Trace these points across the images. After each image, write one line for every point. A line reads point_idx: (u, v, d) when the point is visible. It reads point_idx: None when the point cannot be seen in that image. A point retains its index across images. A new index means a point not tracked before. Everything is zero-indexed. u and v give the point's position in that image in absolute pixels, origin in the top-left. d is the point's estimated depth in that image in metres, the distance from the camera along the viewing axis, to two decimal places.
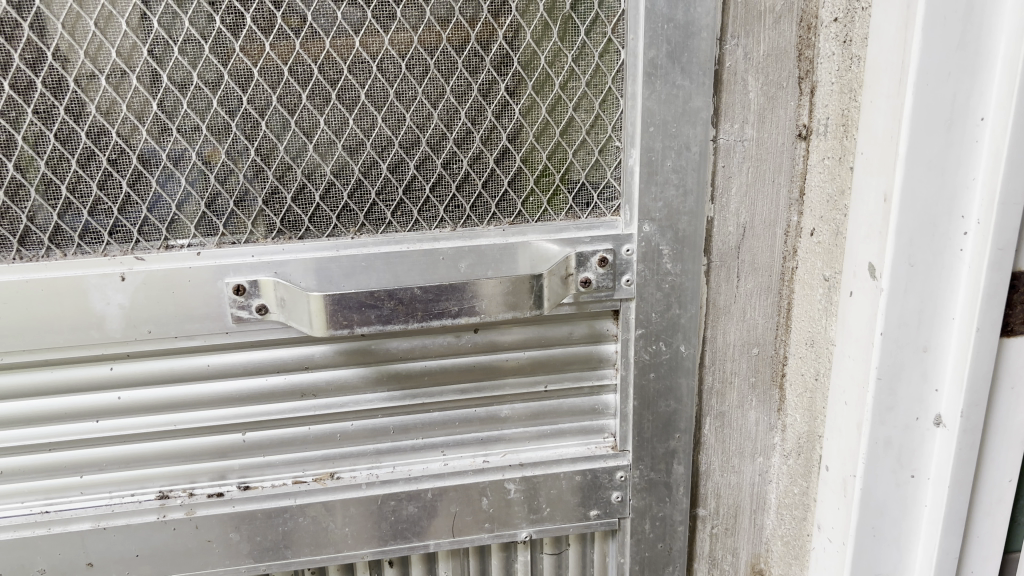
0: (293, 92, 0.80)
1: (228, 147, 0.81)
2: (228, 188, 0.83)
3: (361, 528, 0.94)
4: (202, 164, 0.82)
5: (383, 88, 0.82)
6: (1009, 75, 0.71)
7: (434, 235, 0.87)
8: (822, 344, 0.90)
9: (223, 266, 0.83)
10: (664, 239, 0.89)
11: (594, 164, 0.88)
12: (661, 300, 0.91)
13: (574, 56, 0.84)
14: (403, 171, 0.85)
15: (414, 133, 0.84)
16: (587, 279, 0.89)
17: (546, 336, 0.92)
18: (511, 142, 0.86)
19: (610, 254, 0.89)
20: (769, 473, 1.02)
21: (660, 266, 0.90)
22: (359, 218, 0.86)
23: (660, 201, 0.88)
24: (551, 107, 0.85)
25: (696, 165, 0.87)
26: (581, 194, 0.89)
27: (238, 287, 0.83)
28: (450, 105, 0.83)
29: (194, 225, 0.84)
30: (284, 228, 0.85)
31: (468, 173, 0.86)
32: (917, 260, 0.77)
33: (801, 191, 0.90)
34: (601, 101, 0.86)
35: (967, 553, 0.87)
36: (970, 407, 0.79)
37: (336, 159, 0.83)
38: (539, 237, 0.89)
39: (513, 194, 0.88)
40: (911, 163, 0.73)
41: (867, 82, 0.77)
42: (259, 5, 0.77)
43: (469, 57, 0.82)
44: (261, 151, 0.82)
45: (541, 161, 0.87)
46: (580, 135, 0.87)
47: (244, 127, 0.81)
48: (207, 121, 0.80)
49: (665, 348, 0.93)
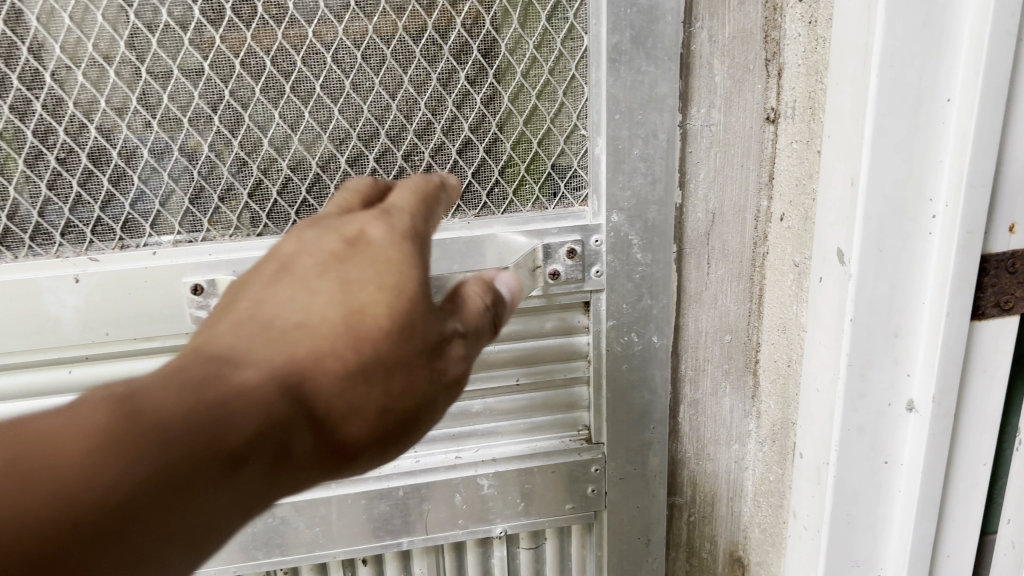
0: (246, 86, 0.78)
1: (181, 143, 0.79)
2: (182, 186, 0.81)
3: (333, 528, 0.94)
4: (156, 161, 0.80)
5: (338, 79, 0.80)
6: (974, 54, 0.69)
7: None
8: (794, 330, 0.89)
9: (182, 267, 0.81)
10: (632, 228, 0.87)
11: (561, 154, 0.87)
12: (631, 291, 0.90)
13: (536, 44, 0.82)
14: (363, 163, 0.83)
15: (373, 126, 0.82)
16: (555, 271, 0.87)
17: (519, 329, 0.91)
18: (473, 132, 0.84)
19: (578, 245, 0.87)
20: (744, 460, 1.02)
21: (630, 256, 0.88)
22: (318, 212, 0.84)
23: (628, 190, 0.85)
24: (514, 96, 0.83)
25: (665, 152, 0.84)
26: (548, 184, 0.88)
27: (194, 286, 0.82)
28: (409, 96, 0.81)
29: (150, 224, 0.82)
30: (242, 224, 0.84)
31: (430, 165, 0.84)
32: (885, 245, 0.76)
33: (770, 175, 0.89)
34: (565, 88, 0.84)
35: (943, 538, 0.87)
36: (942, 392, 0.78)
37: (293, 153, 0.81)
38: (504, 227, 0.87)
39: (478, 185, 0.86)
40: (876, 147, 0.72)
41: (832, 65, 0.76)
42: None
43: (426, 46, 0.80)
44: (214, 147, 0.80)
45: (506, 153, 0.86)
46: (544, 124, 0.85)
47: (197, 124, 0.79)
48: (158, 118, 0.78)
49: (637, 339, 0.92)
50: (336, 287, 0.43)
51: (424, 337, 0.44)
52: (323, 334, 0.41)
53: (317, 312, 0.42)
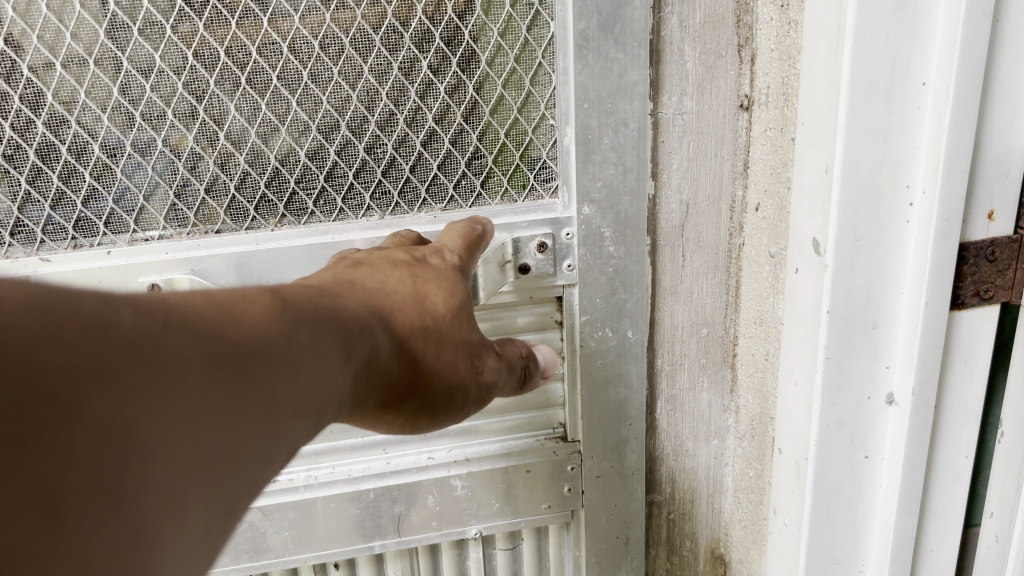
0: (199, 78, 0.75)
1: (134, 138, 0.77)
2: (137, 184, 0.78)
3: (302, 532, 0.91)
4: (108, 157, 0.77)
5: (296, 71, 0.77)
6: (949, 35, 0.66)
7: (359, 224, 0.83)
8: (771, 323, 0.86)
9: (138, 266, 0.80)
10: (604, 220, 0.85)
11: (529, 145, 0.84)
12: (604, 285, 0.88)
13: (501, 31, 0.79)
14: (323, 157, 0.81)
15: (333, 118, 0.79)
16: (526, 265, 0.85)
17: (492, 323, 0.89)
18: (437, 123, 0.81)
19: (548, 239, 0.85)
20: (724, 456, 1.00)
21: (603, 249, 0.86)
22: (279, 208, 0.82)
23: (598, 181, 0.83)
24: (480, 84, 0.81)
25: (635, 142, 0.82)
26: (517, 176, 0.85)
27: (151, 287, 0.80)
28: (370, 86, 0.79)
29: (104, 223, 0.80)
30: (200, 221, 0.81)
31: (394, 157, 0.82)
32: (862, 234, 0.74)
33: (745, 164, 0.87)
34: (532, 77, 0.81)
35: (925, 532, 0.85)
36: (921, 383, 0.76)
37: (251, 147, 0.79)
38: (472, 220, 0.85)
39: (444, 177, 0.84)
40: (850, 132, 0.70)
41: (804, 49, 0.74)
42: None
43: (387, 35, 0.77)
44: (169, 142, 0.77)
45: (473, 144, 0.83)
46: (511, 114, 0.83)
47: (150, 118, 0.76)
48: (109, 114, 0.75)
49: (612, 335, 0.90)
50: (413, 275, 0.55)
51: (468, 333, 0.55)
52: (401, 301, 0.51)
53: (395, 287, 0.52)
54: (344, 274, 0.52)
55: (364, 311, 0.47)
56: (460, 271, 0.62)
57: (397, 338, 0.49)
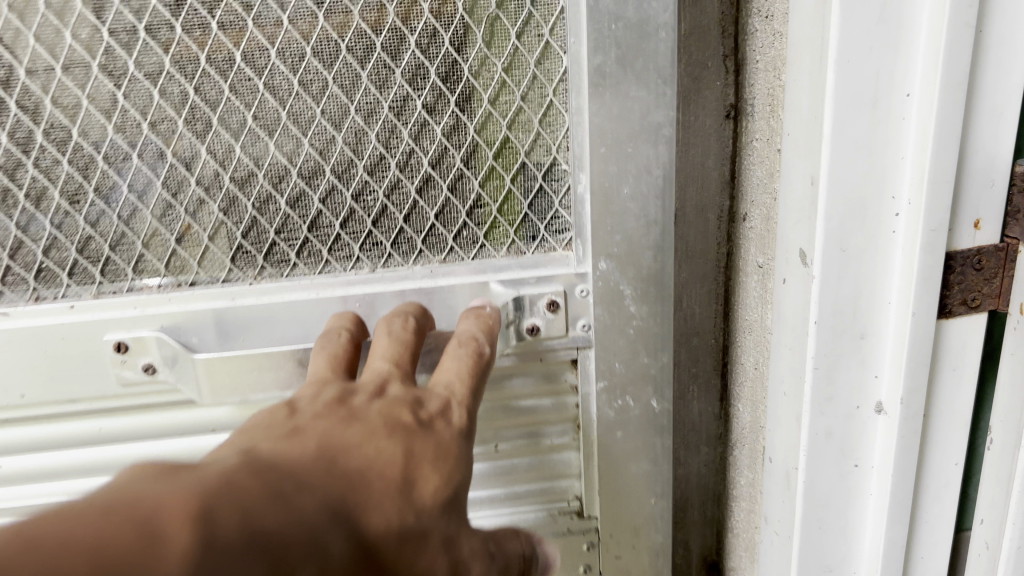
0: (167, 116, 0.78)
1: (98, 184, 0.80)
2: (101, 232, 0.82)
3: None
4: (69, 205, 0.81)
5: (274, 110, 0.78)
6: (933, 46, 0.66)
7: (346, 278, 0.84)
8: (760, 332, 0.87)
9: (102, 323, 0.82)
10: (624, 276, 0.84)
11: (540, 194, 0.84)
12: (625, 348, 0.87)
13: (505, 66, 0.79)
14: (306, 204, 0.82)
15: (316, 163, 0.80)
16: (533, 326, 0.85)
17: (500, 391, 0.90)
18: (434, 168, 0.82)
19: (560, 296, 0.85)
20: (714, 463, 1.02)
21: (623, 308, 0.85)
22: (258, 260, 0.84)
23: (617, 234, 0.82)
24: (481, 125, 0.81)
25: (659, 190, 0.80)
26: (524, 227, 0.85)
27: (118, 344, 0.82)
28: (357, 127, 0.79)
29: (67, 273, 0.83)
30: (171, 272, 0.84)
31: (385, 205, 0.83)
32: (849, 245, 0.73)
33: (731, 173, 0.88)
34: (541, 116, 0.81)
35: (915, 540, 0.85)
36: (911, 392, 0.76)
37: (226, 193, 0.81)
38: (476, 271, 0.85)
39: (441, 228, 0.84)
40: (836, 144, 0.70)
41: (790, 61, 0.74)
42: (117, 18, 0.74)
43: (376, 70, 0.78)
44: (135, 186, 0.80)
45: (474, 191, 0.83)
46: (518, 159, 0.82)
47: (113, 160, 0.79)
48: (69, 156, 0.79)
49: (634, 403, 0.90)
50: (404, 453, 0.55)
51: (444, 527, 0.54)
52: (378, 492, 0.50)
53: (375, 474, 0.51)
54: (328, 444, 0.52)
55: (334, 506, 0.46)
56: (461, 437, 0.63)
57: (366, 537, 0.47)
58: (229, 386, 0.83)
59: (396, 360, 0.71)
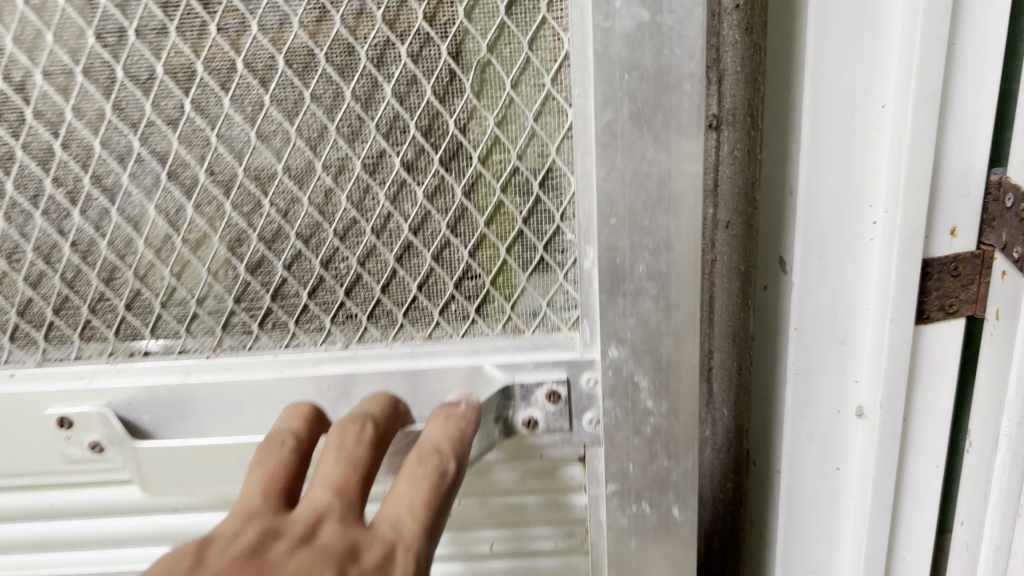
0: (111, 170, 0.73)
1: (37, 246, 0.77)
2: (45, 296, 0.79)
3: None
4: (8, 265, 0.78)
5: (230, 162, 0.73)
6: (905, 59, 0.67)
7: (316, 355, 0.80)
8: (744, 341, 0.90)
9: (44, 398, 0.81)
10: (639, 367, 0.73)
11: (542, 266, 0.76)
12: (641, 449, 0.76)
13: (497, 119, 0.71)
14: (267, 272, 0.77)
15: (277, 224, 0.75)
16: (530, 418, 0.78)
17: (490, 497, 0.89)
18: (414, 235, 0.75)
19: (562, 386, 0.77)
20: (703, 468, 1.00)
21: (638, 403, 0.75)
22: (215, 328, 0.80)
23: (632, 320, 0.71)
24: (471, 187, 0.73)
25: (682, 270, 0.69)
26: (522, 304, 0.78)
27: (61, 419, 0.81)
28: (324, 185, 0.73)
29: (11, 337, 0.82)
30: (120, 339, 0.81)
31: (358, 275, 0.77)
32: (826, 254, 0.74)
33: (714, 181, 0.85)
34: (542, 176, 0.72)
35: (896, 541, 0.87)
36: (890, 398, 0.77)
37: (178, 257, 0.76)
38: (470, 351, 0.79)
39: (424, 300, 0.78)
40: (813, 155, 0.71)
41: (772, 72, 0.76)
42: (48, 63, 0.69)
43: (344, 123, 0.71)
44: (79, 246, 0.77)
45: (462, 261, 0.76)
46: (513, 229, 0.74)
47: (55, 220, 0.76)
48: (5, 211, 0.75)
49: (650, 510, 0.79)
50: None
51: None
52: None
53: None
54: None
55: None
56: None
57: None
58: (173, 480, 0.80)
59: (340, 487, 0.63)
